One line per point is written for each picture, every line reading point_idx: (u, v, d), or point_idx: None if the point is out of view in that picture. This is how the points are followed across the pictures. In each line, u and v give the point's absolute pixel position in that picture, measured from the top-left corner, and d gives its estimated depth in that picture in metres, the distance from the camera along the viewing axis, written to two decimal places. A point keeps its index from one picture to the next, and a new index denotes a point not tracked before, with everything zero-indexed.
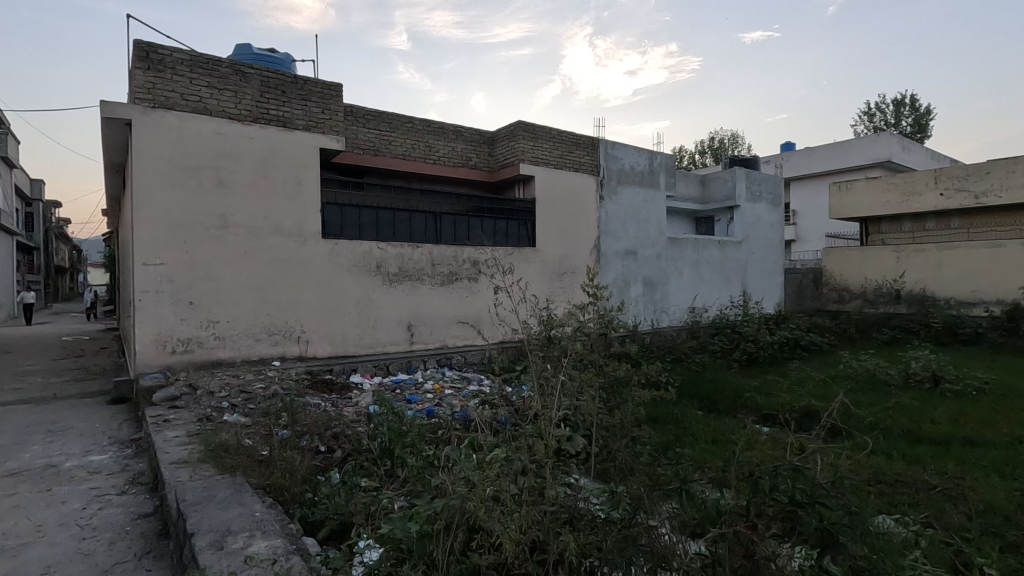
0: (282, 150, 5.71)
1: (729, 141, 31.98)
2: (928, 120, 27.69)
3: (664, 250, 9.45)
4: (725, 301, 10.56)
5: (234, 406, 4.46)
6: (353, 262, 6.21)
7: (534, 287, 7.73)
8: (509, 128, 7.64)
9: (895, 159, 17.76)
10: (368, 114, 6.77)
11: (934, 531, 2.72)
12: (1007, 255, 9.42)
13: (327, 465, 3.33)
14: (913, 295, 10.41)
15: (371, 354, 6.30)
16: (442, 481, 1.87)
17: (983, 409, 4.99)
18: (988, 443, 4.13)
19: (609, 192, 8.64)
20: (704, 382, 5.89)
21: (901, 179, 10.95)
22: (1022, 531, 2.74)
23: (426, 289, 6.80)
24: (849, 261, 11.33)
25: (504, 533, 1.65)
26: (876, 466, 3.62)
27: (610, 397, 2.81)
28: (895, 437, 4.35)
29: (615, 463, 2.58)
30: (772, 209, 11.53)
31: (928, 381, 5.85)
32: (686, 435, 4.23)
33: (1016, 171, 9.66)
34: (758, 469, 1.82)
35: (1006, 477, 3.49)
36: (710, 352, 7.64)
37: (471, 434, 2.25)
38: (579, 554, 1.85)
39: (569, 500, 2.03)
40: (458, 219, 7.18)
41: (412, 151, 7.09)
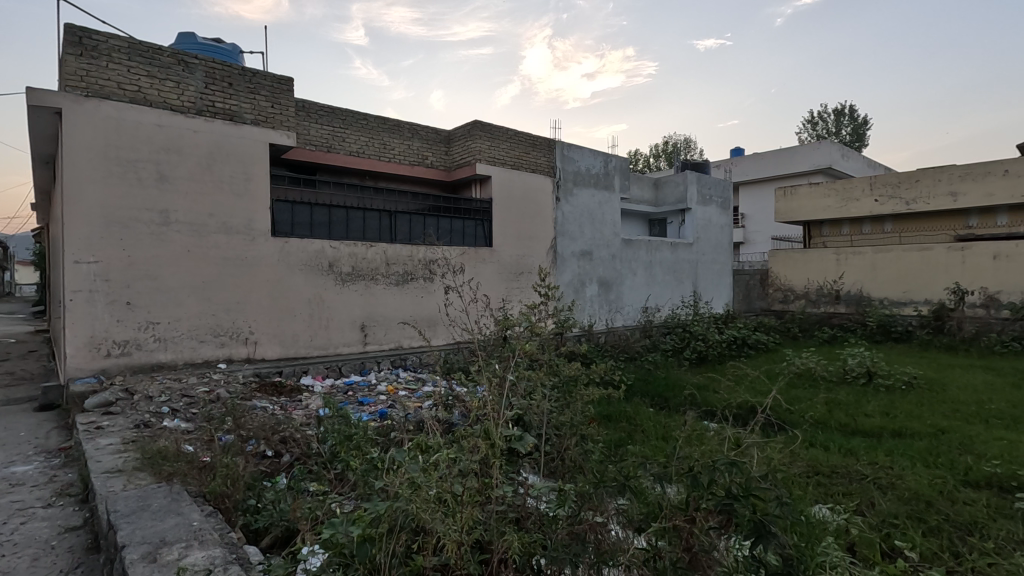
0: (228, 144, 5.50)
1: (684, 146, 33.07)
2: (866, 130, 29.30)
3: (618, 250, 9.63)
4: (677, 301, 10.85)
5: (175, 412, 4.26)
6: (304, 262, 6.05)
7: (490, 287, 7.73)
8: (465, 128, 7.62)
9: (836, 166, 18.68)
10: (320, 109, 6.60)
11: (864, 518, 2.87)
12: (934, 257, 10.04)
13: (274, 469, 3.24)
14: (851, 295, 10.98)
15: (323, 355, 6.16)
16: (387, 483, 1.85)
17: (912, 402, 5.32)
18: (915, 434, 4.39)
19: (565, 193, 8.74)
20: (656, 380, 6.06)
21: (840, 186, 11.55)
22: (942, 516, 2.93)
23: (380, 288, 6.69)
24: (792, 263, 11.87)
25: (445, 534, 1.66)
26: (814, 459, 3.80)
27: (561, 396, 2.84)
28: (832, 430, 4.58)
29: (565, 461, 2.61)
30: (721, 212, 11.93)
31: (863, 376, 6.19)
32: (638, 432, 4.32)
33: (942, 179, 10.33)
34: (697, 465, 1.87)
35: (930, 465, 3.73)
36: (662, 351, 7.84)
37: (419, 434, 2.22)
38: (525, 553, 1.87)
39: (517, 500, 2.05)
40: (414, 218, 7.10)
41: (367, 149, 6.96)
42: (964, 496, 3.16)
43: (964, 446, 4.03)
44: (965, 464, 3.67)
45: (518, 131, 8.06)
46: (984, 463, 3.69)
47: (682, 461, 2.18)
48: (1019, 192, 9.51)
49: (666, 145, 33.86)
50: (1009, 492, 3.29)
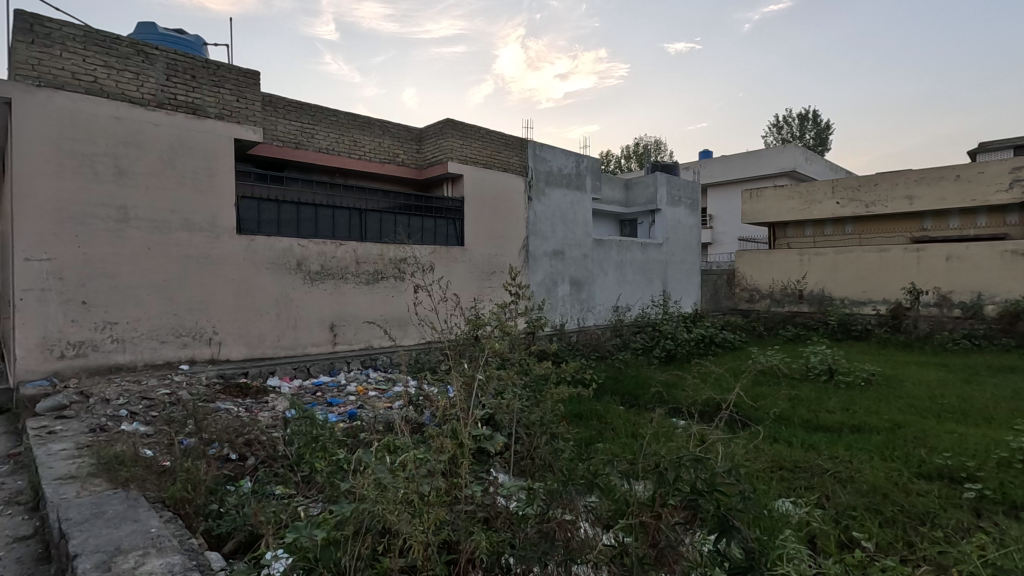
0: (191, 139, 5.33)
1: (655, 147, 33.65)
2: (829, 135, 30.24)
3: (590, 250, 9.71)
4: (647, 300, 11.00)
5: (133, 415, 4.12)
6: (271, 260, 5.92)
7: (462, 287, 7.70)
8: (437, 126, 7.57)
9: (800, 169, 19.23)
10: (288, 104, 6.46)
11: (824, 511, 2.96)
12: (891, 258, 10.42)
13: (238, 473, 3.16)
14: (813, 295, 11.33)
15: (291, 356, 6.04)
16: (354, 485, 1.82)
17: (870, 398, 5.52)
18: (872, 429, 4.56)
19: (537, 192, 8.77)
20: (626, 378, 6.13)
21: (803, 189, 11.91)
22: (898, 507, 3.04)
23: (350, 288, 6.59)
24: (758, 263, 12.18)
25: (412, 536, 1.65)
26: (778, 454, 3.90)
27: (532, 395, 2.86)
28: (795, 426, 4.71)
29: (535, 460, 2.62)
30: (690, 213, 12.15)
31: (825, 373, 6.39)
32: (608, 430, 4.37)
33: (899, 183, 10.73)
34: (663, 462, 1.89)
35: (887, 459, 3.87)
36: (632, 350, 7.94)
37: (387, 436, 2.19)
38: (492, 552, 1.87)
39: (486, 500, 2.04)
40: (384, 216, 7.02)
41: (336, 145, 6.85)
42: (917, 487, 3.29)
43: (918, 439, 4.20)
44: (919, 457, 3.82)
45: (491, 130, 8.04)
46: (936, 455, 3.85)
47: (648, 458, 2.21)
48: (970, 196, 9.94)
49: (637, 146, 34.34)
50: (959, 483, 3.45)
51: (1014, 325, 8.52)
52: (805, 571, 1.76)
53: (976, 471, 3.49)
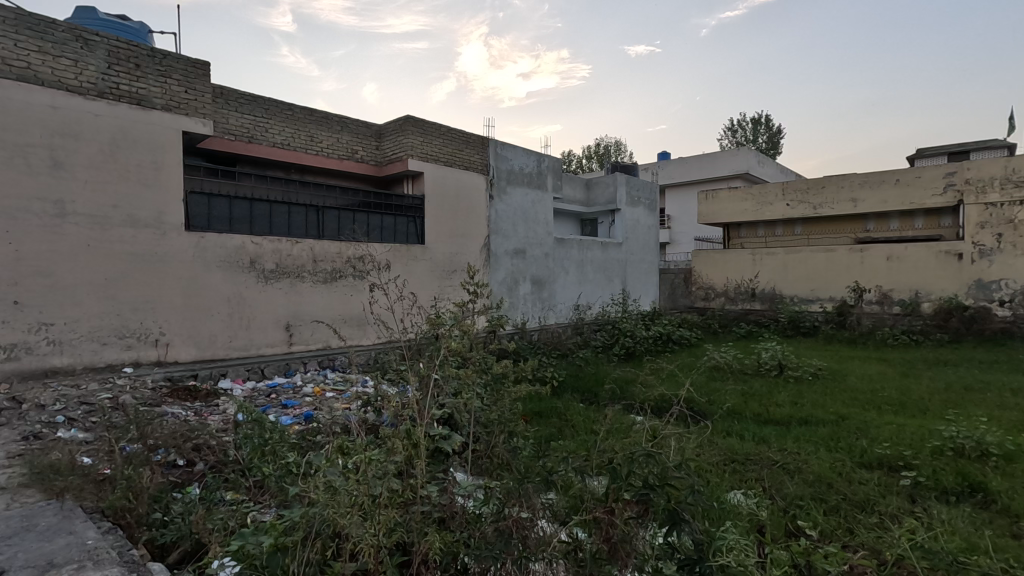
0: (135, 130, 5.09)
1: (615, 148, 34.22)
2: (780, 139, 31.39)
3: (551, 249, 9.78)
4: (607, 299, 11.16)
5: (71, 421, 3.90)
6: (223, 258, 5.71)
7: (422, 286, 7.62)
8: (397, 123, 7.46)
9: (753, 171, 19.90)
10: (240, 96, 6.22)
11: (773, 502, 3.07)
12: (837, 258, 10.89)
13: (186, 480, 3.03)
14: (765, 293, 11.77)
15: (244, 357, 5.84)
16: (305, 487, 1.79)
17: (816, 392, 5.77)
18: (819, 422, 4.76)
19: (499, 191, 8.76)
20: (587, 376, 6.21)
21: (755, 191, 12.35)
22: (841, 496, 3.18)
23: (306, 286, 6.43)
24: (713, 263, 12.56)
25: (362, 538, 1.62)
26: (730, 447, 4.02)
27: (490, 394, 2.87)
28: (747, 420, 4.87)
29: (493, 458, 2.62)
30: (649, 213, 12.39)
31: (775, 369, 6.64)
32: (568, 427, 4.41)
33: (844, 186, 11.25)
34: (617, 458, 1.93)
35: (831, 450, 4.05)
36: (592, 347, 8.04)
37: (340, 438, 2.15)
38: (447, 552, 1.86)
39: (442, 500, 2.03)
40: (342, 213, 6.88)
41: (292, 140, 6.66)
42: (859, 476, 3.46)
43: (860, 431, 4.41)
44: (861, 447, 4.01)
45: (452, 128, 7.99)
46: (876, 446, 4.06)
47: (602, 454, 2.26)
48: (909, 199, 10.50)
49: (598, 147, 34.86)
50: (896, 471, 3.64)
51: (947, 321, 9.06)
52: (748, 559, 1.83)
53: (912, 459, 3.69)
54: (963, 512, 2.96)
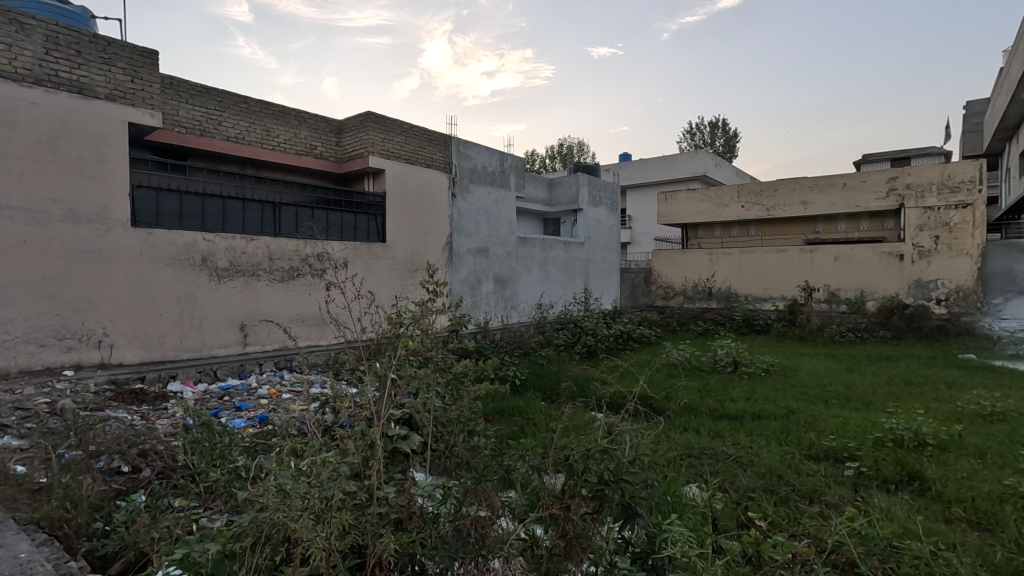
0: (76, 121, 4.83)
1: (578, 149, 34.54)
2: (736, 143, 32.36)
3: (514, 248, 9.81)
4: (569, 298, 11.27)
5: (4, 428, 3.67)
6: (172, 256, 5.49)
7: (383, 285, 7.51)
8: (358, 118, 7.34)
9: (710, 174, 20.46)
10: (191, 88, 5.98)
11: (726, 494, 3.16)
12: (788, 258, 11.32)
13: (131, 487, 2.89)
14: (721, 292, 12.13)
15: (195, 358, 5.63)
16: (257, 491, 1.76)
17: (768, 387, 5.99)
18: (771, 416, 4.94)
19: (461, 189, 8.72)
20: (549, 374, 6.26)
21: (712, 193, 12.72)
22: (790, 487, 3.30)
23: (262, 285, 6.25)
24: (672, 263, 12.87)
25: (314, 542, 1.58)
26: (687, 443, 4.12)
27: (450, 393, 2.87)
28: (703, 415, 5.02)
29: (452, 457, 2.62)
30: (610, 213, 12.58)
31: (730, 365, 6.84)
32: (529, 425, 4.44)
33: (795, 190, 11.72)
34: (574, 454, 1.96)
35: (781, 442, 4.22)
36: (554, 346, 8.10)
37: (294, 440, 2.11)
38: (403, 553, 1.84)
39: (400, 501, 2.01)
40: (300, 210, 6.72)
41: (247, 134, 6.46)
42: (807, 468, 3.60)
43: (809, 424, 4.60)
44: (809, 440, 4.19)
45: (413, 125, 7.90)
46: (823, 438, 4.24)
47: (560, 451, 2.29)
48: (855, 202, 11.01)
49: (561, 147, 35.16)
50: (841, 462, 3.82)
51: (889, 318, 9.55)
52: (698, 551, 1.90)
53: (856, 451, 3.88)
54: (901, 499, 3.12)
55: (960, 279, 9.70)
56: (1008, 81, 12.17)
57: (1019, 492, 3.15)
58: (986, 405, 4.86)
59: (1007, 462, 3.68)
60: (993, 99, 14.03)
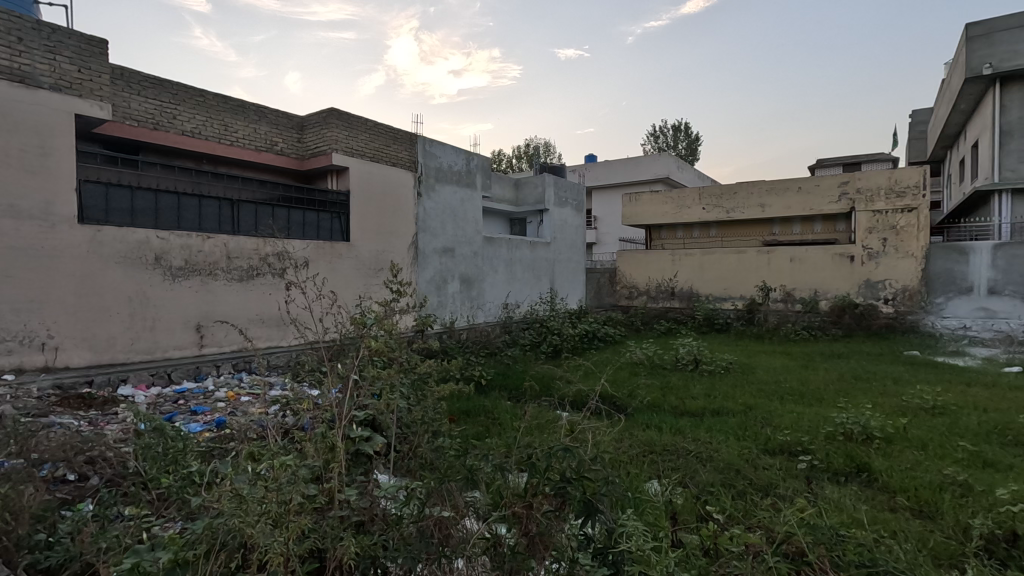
0: (18, 112, 4.58)
1: (544, 150, 34.74)
2: (698, 146, 33.15)
3: (480, 248, 9.80)
4: (535, 297, 11.33)
5: None
6: (123, 254, 5.27)
7: (347, 285, 7.39)
8: (321, 115, 7.20)
9: (673, 176, 20.90)
10: (144, 79, 5.74)
11: (687, 489, 3.25)
12: (746, 259, 11.67)
13: (77, 496, 2.76)
14: (683, 291, 12.42)
15: (148, 360, 5.42)
16: (212, 496, 1.72)
17: (727, 384, 6.19)
18: (729, 412, 5.09)
19: (427, 188, 8.65)
20: (515, 373, 6.29)
21: (674, 194, 13.03)
22: (747, 481, 3.41)
23: (219, 284, 6.06)
24: (636, 263, 13.10)
25: (270, 548, 1.55)
26: (649, 440, 4.21)
27: (414, 393, 2.86)
28: (665, 412, 5.13)
29: (416, 458, 2.61)
30: (576, 214, 12.71)
31: (691, 363, 7.00)
32: (495, 425, 4.45)
33: (753, 193, 12.12)
34: (536, 452, 2.00)
35: (740, 437, 4.35)
36: (520, 346, 8.13)
37: (251, 444, 2.07)
38: (365, 557, 1.81)
39: (361, 503, 1.98)
40: (259, 208, 6.55)
41: (203, 129, 6.25)
42: (763, 462, 3.73)
43: (765, 419, 4.77)
44: (765, 435, 4.33)
45: (378, 123, 7.81)
46: (778, 433, 4.39)
47: (522, 450, 2.30)
48: (810, 206, 11.48)
49: (527, 147, 35.34)
50: (795, 456, 3.97)
51: (841, 317, 9.97)
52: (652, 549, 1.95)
53: (808, 444, 4.04)
54: (849, 490, 3.27)
55: (906, 279, 10.12)
56: (949, 92, 12.91)
57: (957, 481, 3.34)
58: (928, 400, 5.13)
59: (946, 452, 3.90)
60: (935, 109, 14.85)
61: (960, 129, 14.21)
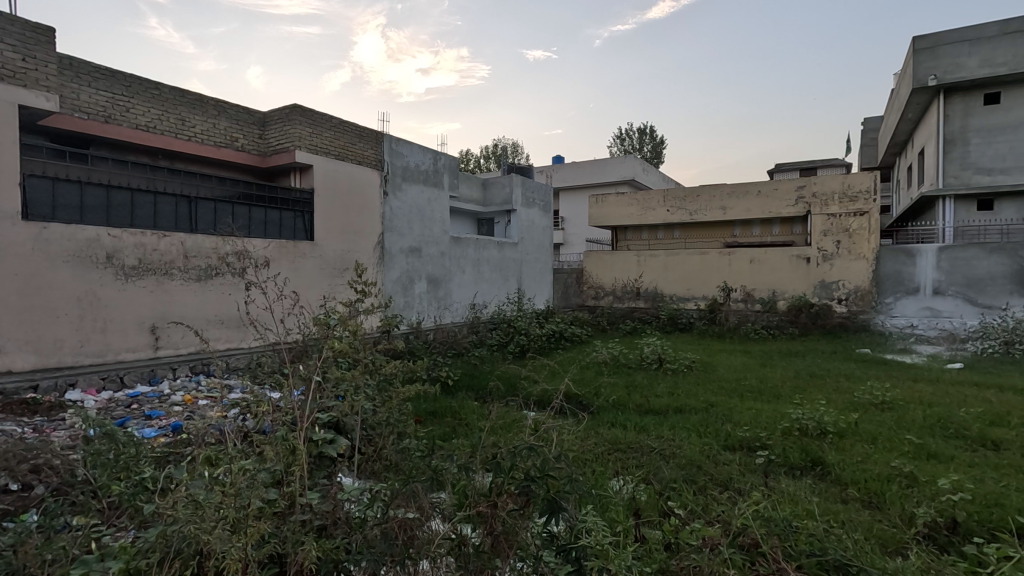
0: None
1: (512, 150, 34.83)
2: (662, 149, 33.81)
3: (447, 248, 9.75)
4: (502, 297, 11.35)
5: None
6: (72, 253, 5.04)
7: (311, 285, 7.24)
8: (284, 111, 7.04)
9: (638, 178, 21.27)
10: (94, 70, 5.49)
11: (650, 486, 3.31)
12: (708, 261, 11.97)
13: (20, 507, 2.62)
14: (648, 292, 12.66)
15: (99, 363, 5.20)
16: (166, 504, 1.67)
17: (689, 382, 6.34)
18: (692, 409, 5.22)
19: (393, 187, 8.55)
20: (483, 373, 6.29)
21: (640, 197, 13.27)
22: (708, 476, 3.50)
23: (175, 284, 5.86)
24: (602, 263, 13.27)
25: (228, 554, 1.51)
26: (614, 437, 4.28)
27: (379, 394, 2.83)
28: (630, 410, 5.22)
29: (381, 459, 2.58)
30: (544, 214, 12.78)
31: (655, 362, 7.15)
32: (462, 425, 4.44)
33: (716, 196, 12.44)
34: (501, 452, 2.00)
35: (701, 434, 4.47)
36: (487, 346, 8.14)
37: (209, 448, 2.02)
38: (326, 561, 1.79)
39: (323, 506, 1.96)
40: (218, 206, 6.36)
41: (159, 123, 6.03)
42: (723, 458, 3.84)
43: (725, 416, 4.91)
44: (725, 432, 4.45)
45: (344, 120, 7.69)
46: (738, 429, 4.53)
47: (486, 449, 2.30)
48: (768, 209, 11.86)
49: (495, 147, 35.37)
50: (753, 451, 4.10)
51: (798, 316, 10.35)
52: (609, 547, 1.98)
53: (765, 440, 4.18)
54: (805, 484, 3.40)
55: (857, 280, 10.56)
56: (897, 102, 13.53)
57: (903, 473, 3.51)
58: (878, 395, 5.37)
59: (894, 445, 4.09)
60: (884, 118, 15.55)
61: (908, 137, 14.91)
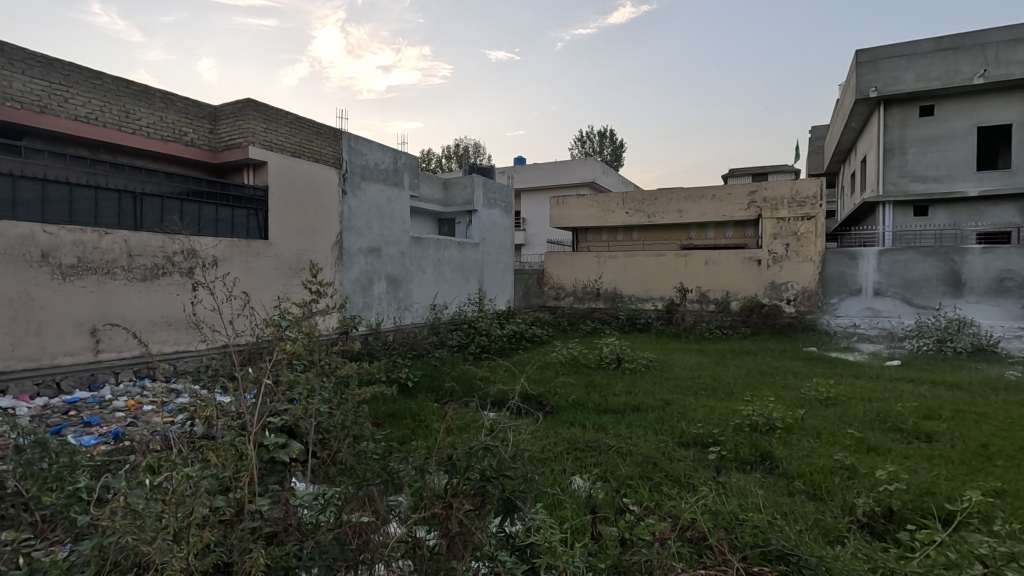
0: None
1: (474, 150, 34.75)
2: (622, 152, 34.40)
3: (407, 248, 9.64)
4: (463, 298, 11.31)
5: None
6: (3, 250, 4.73)
7: (265, 285, 7.03)
8: (236, 105, 6.81)
9: (598, 181, 21.57)
10: (28, 57, 5.18)
11: (607, 483, 3.37)
12: (665, 262, 12.26)
13: None
14: (607, 292, 12.87)
15: (34, 367, 4.91)
16: (103, 515, 1.59)
17: (646, 380, 6.48)
18: (649, 407, 5.34)
19: (351, 185, 8.39)
20: (443, 375, 6.25)
21: (600, 199, 13.46)
22: (663, 471, 3.60)
23: (118, 284, 5.58)
24: (563, 264, 13.40)
25: (169, 564, 1.45)
26: (573, 436, 4.33)
27: (333, 396, 2.77)
28: (588, 410, 5.28)
29: (336, 463, 2.53)
30: (505, 215, 12.81)
31: (614, 362, 7.27)
32: (421, 427, 4.40)
33: (673, 199, 12.76)
34: (456, 453, 2.00)
35: (657, 431, 4.58)
36: (448, 347, 8.10)
37: (152, 455, 1.94)
38: (276, 568, 1.75)
39: (274, 512, 1.91)
40: (165, 202, 6.10)
41: (101, 115, 5.73)
42: (677, 454, 3.95)
43: (680, 414, 5.05)
44: (680, 429, 4.57)
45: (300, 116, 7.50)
46: (692, 426, 4.66)
47: (442, 450, 2.30)
48: (722, 212, 12.24)
49: (457, 147, 35.24)
50: (706, 447, 4.23)
51: (749, 316, 10.73)
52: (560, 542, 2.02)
53: (718, 436, 4.32)
54: (754, 478, 3.52)
55: (804, 281, 11.04)
56: (842, 111, 14.19)
57: (844, 465, 3.70)
58: (823, 392, 5.63)
59: (837, 439, 4.30)
60: (830, 126, 16.28)
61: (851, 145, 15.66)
